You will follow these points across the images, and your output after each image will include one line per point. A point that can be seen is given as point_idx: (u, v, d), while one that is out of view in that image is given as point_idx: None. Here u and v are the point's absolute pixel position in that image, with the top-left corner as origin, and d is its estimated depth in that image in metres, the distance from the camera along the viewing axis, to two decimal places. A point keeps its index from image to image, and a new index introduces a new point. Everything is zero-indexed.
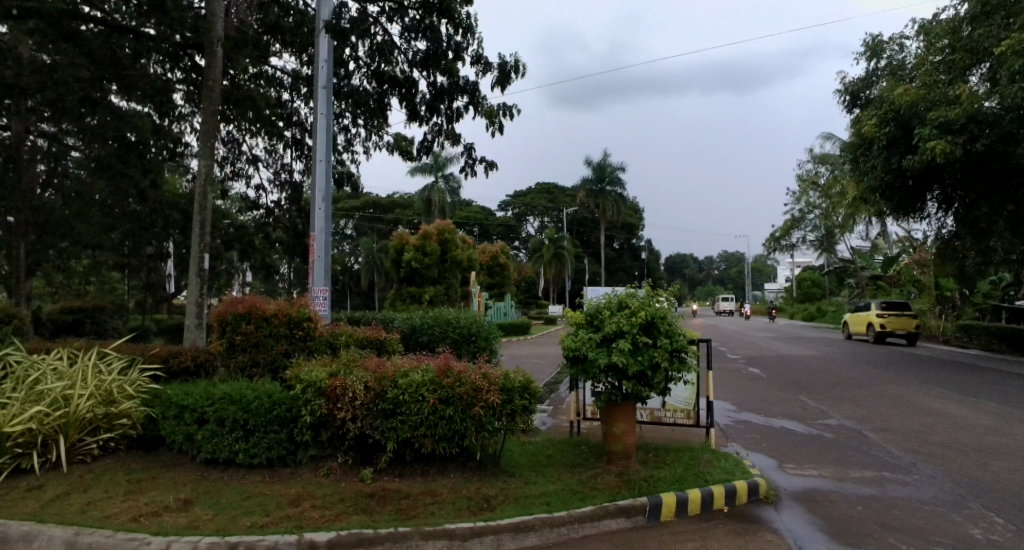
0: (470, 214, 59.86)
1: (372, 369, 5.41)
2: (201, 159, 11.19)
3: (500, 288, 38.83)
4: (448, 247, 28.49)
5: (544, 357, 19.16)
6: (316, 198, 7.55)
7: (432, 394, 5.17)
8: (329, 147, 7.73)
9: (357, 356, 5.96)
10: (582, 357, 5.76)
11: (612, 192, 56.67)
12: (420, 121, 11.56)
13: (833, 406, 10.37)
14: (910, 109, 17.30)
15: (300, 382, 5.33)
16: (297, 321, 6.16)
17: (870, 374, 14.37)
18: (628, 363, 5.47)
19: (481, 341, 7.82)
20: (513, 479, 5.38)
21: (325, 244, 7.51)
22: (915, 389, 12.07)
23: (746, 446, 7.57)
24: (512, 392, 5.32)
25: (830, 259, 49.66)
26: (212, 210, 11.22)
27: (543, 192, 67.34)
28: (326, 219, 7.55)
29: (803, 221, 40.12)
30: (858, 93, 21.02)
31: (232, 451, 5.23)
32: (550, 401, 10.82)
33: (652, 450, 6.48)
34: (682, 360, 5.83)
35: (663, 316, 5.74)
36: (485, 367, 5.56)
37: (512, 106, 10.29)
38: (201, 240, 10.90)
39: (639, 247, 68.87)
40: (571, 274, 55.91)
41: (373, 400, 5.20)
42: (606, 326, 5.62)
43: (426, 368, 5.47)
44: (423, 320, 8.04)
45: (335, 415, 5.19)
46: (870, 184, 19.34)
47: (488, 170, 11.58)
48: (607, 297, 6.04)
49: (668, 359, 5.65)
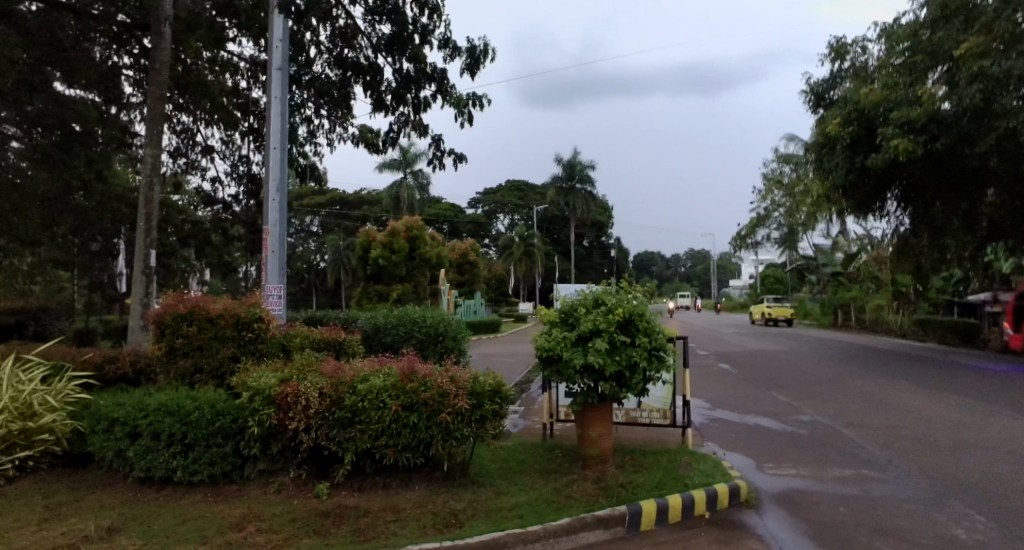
0: (439, 212, 59.22)
1: (328, 374, 4.98)
2: (148, 148, 10.49)
3: (470, 286, 38.44)
4: (416, 245, 27.89)
5: (516, 356, 18.82)
6: (270, 189, 7.01)
7: (395, 401, 4.75)
8: (284, 134, 7.19)
9: (312, 358, 5.49)
10: (556, 358, 5.41)
11: (582, 190, 56.78)
12: (386, 110, 11.04)
13: (806, 402, 10.23)
14: (874, 108, 17.43)
15: (248, 390, 4.87)
16: (245, 320, 5.67)
17: (839, 369, 14.39)
18: (605, 364, 5.13)
19: (448, 341, 7.38)
20: (483, 490, 5.00)
21: (281, 238, 6.99)
22: (884, 384, 12.08)
23: (724, 446, 7.33)
24: (481, 396, 4.92)
25: (793, 256, 50.65)
26: (160, 203, 10.57)
27: (513, 189, 67.13)
28: (281, 211, 7.01)
29: (769, 219, 40.57)
30: (821, 94, 21.16)
31: (170, 468, 4.74)
32: (522, 402, 10.49)
33: (629, 453, 6.18)
34: (662, 361, 5.50)
35: (642, 313, 5.43)
36: (452, 369, 5.15)
37: (481, 96, 9.89)
38: (147, 235, 10.27)
39: (609, 244, 68.97)
40: (541, 272, 55.76)
41: (330, 407, 4.76)
42: (581, 325, 5.27)
43: (388, 372, 5.04)
44: (388, 319, 7.58)
45: (287, 425, 4.73)
46: (834, 182, 19.27)
47: (458, 163, 11.15)
48: (583, 294, 5.70)
49: (647, 359, 5.32)
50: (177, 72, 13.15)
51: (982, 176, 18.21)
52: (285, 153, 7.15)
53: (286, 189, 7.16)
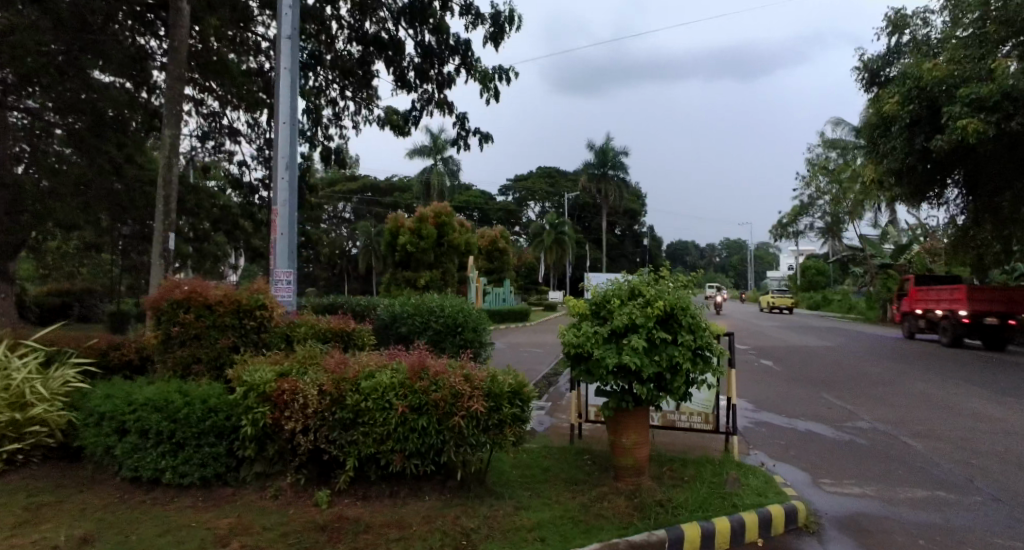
0: (470, 199, 58.83)
1: (330, 369, 4.46)
2: (166, 126, 10.14)
3: (500, 274, 37.97)
4: (446, 231, 27.44)
5: (544, 347, 18.18)
6: (278, 167, 6.51)
7: (401, 401, 4.20)
8: (293, 108, 6.67)
9: (315, 349, 4.98)
10: (586, 355, 4.79)
11: (615, 177, 55.63)
12: (409, 88, 10.51)
13: (860, 406, 9.40)
14: (938, 85, 16.12)
15: (242, 385, 4.38)
16: (245, 307, 5.18)
17: (892, 368, 13.40)
18: (643, 365, 4.48)
19: (468, 333, 6.80)
20: (501, 504, 4.43)
21: (290, 220, 6.49)
22: (945, 387, 11.07)
23: (773, 455, 6.61)
24: (500, 398, 4.33)
25: (835, 247, 48.72)
26: (178, 185, 10.24)
27: (544, 176, 66.26)
28: (290, 191, 6.51)
29: (812, 206, 38.77)
30: (877, 71, 19.76)
31: (158, 469, 4.28)
32: (549, 397, 9.92)
33: (667, 462, 5.54)
34: (708, 362, 4.82)
35: (685, 306, 4.75)
36: (468, 367, 4.57)
37: (509, 69, 9.23)
38: (166, 216, 10.01)
39: (642, 233, 67.22)
40: (572, 260, 54.89)
41: (330, 407, 4.23)
42: (614, 319, 4.62)
43: (397, 368, 4.50)
44: (404, 308, 7.07)
45: (283, 425, 4.23)
46: (889, 167, 18.06)
47: (483, 143, 10.56)
48: (617, 284, 5.05)
49: (690, 360, 4.64)
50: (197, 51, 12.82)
51: None
52: (294, 128, 6.63)
53: (295, 167, 6.65)
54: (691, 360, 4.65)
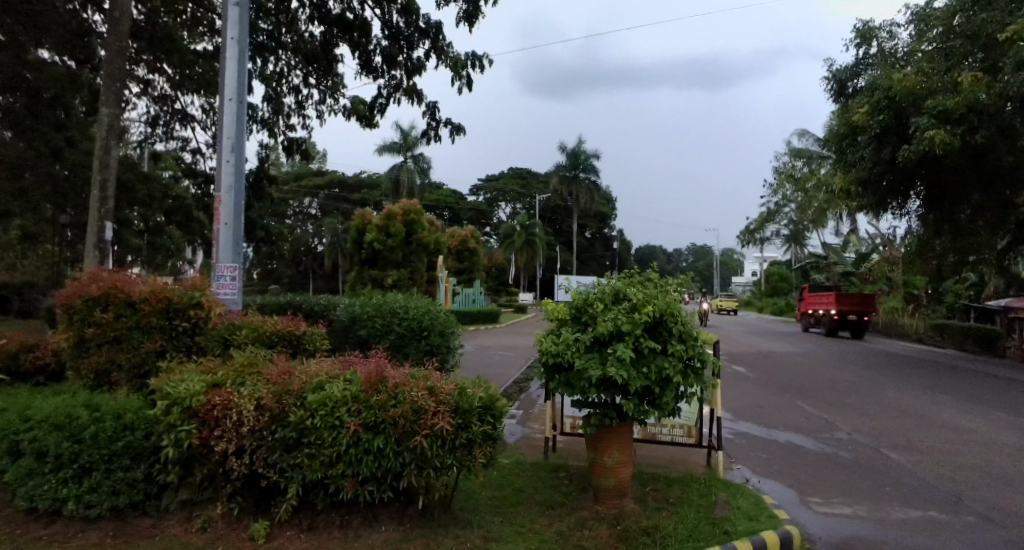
0: (440, 198, 58.00)
1: (271, 379, 3.83)
2: (104, 104, 9.39)
3: (469, 274, 37.38)
4: (414, 229, 26.69)
5: (515, 350, 17.63)
6: (223, 148, 5.84)
7: (353, 418, 3.59)
8: (241, 84, 6.01)
9: (256, 355, 4.33)
10: (566, 365, 4.26)
11: (586, 180, 55.59)
12: (374, 74, 9.87)
13: (839, 416, 9.12)
14: (907, 96, 16.03)
15: (164, 398, 3.72)
16: (176, 305, 4.53)
17: (863, 376, 13.28)
18: (630, 378, 3.96)
19: (434, 337, 6.22)
20: (469, 535, 3.85)
21: (235, 208, 5.83)
22: (918, 396, 10.94)
23: (756, 470, 6.23)
24: (469, 415, 3.76)
25: (800, 254, 49.56)
26: (117, 169, 9.52)
27: (516, 176, 65.85)
28: (236, 175, 5.85)
29: (779, 214, 38.53)
30: (844, 82, 19.10)
31: (58, 498, 3.62)
32: (520, 405, 9.43)
33: (650, 482, 5.05)
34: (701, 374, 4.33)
35: (676, 311, 4.26)
36: (433, 378, 3.98)
37: (483, 56, 8.68)
38: (102, 204, 9.26)
39: (612, 236, 67.17)
40: (542, 262, 54.62)
41: (270, 425, 3.61)
42: (598, 325, 4.11)
43: (350, 379, 3.90)
44: (364, 309, 6.46)
45: (212, 446, 3.59)
46: (857, 176, 18.01)
47: (454, 134, 9.99)
48: (600, 286, 4.55)
49: (682, 371, 4.14)
50: (141, 25, 12.07)
51: (1014, 176, 16.95)
52: (241, 105, 5.97)
53: (242, 149, 5.99)
54: (684, 372, 4.16)
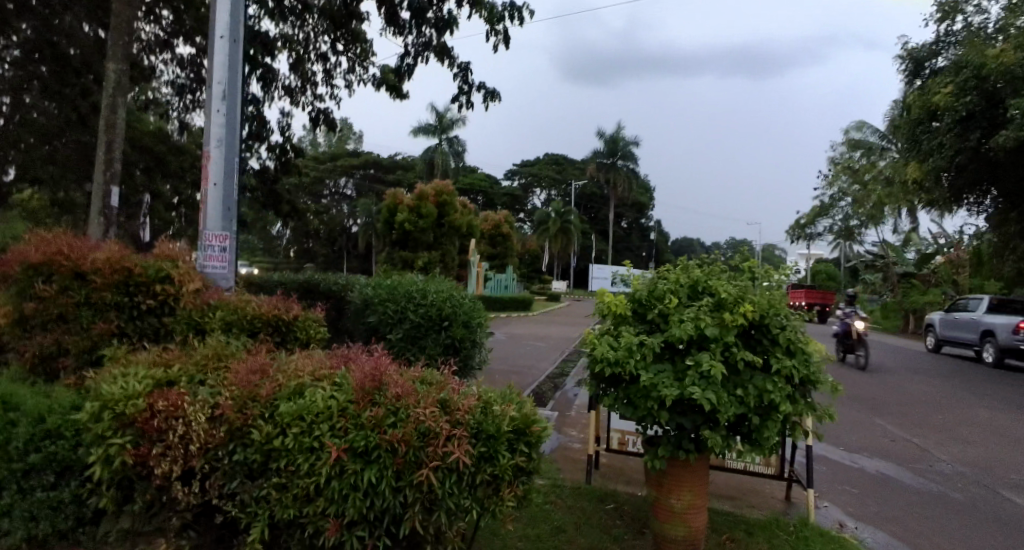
0: (476, 181, 57.10)
1: (236, 380, 2.86)
2: (111, 59, 8.55)
3: (502, 259, 36.33)
4: (446, 211, 25.78)
5: (547, 340, 16.57)
6: (213, 95, 4.92)
7: (336, 439, 2.58)
8: (237, 19, 5.05)
9: (227, 345, 3.39)
10: (630, 378, 3.21)
11: (625, 167, 53.98)
12: (400, 29, 8.89)
13: (927, 440, 7.87)
14: (1002, 75, 14.28)
15: (91, 399, 2.80)
16: (138, 278, 3.68)
17: (939, 390, 11.88)
18: (721, 402, 2.92)
19: (456, 330, 5.25)
20: None
21: (226, 167, 4.93)
22: (1012, 418, 9.57)
23: (850, 513, 5.13)
24: (496, 442, 2.74)
25: (849, 252, 47.10)
26: (125, 130, 8.79)
27: (552, 162, 64.52)
28: (228, 128, 4.94)
29: (833, 209, 35.84)
30: (921, 62, 17.13)
31: None
32: (555, 405, 8.47)
33: (726, 530, 3.99)
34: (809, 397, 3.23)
35: (778, 313, 3.19)
36: (449, 389, 2.97)
37: (521, 7, 7.64)
38: (107, 167, 8.53)
39: (649, 226, 65.18)
40: (576, 250, 53.27)
41: (226, 443, 2.66)
42: (675, 328, 3.07)
43: (341, 383, 2.91)
44: (379, 293, 5.52)
45: (149, 468, 2.65)
46: (933, 165, 16.32)
47: (489, 100, 8.97)
48: (673, 276, 3.49)
49: (788, 395, 3.05)
50: None
51: None
52: (236, 45, 5.02)
53: (237, 97, 5.05)
54: (791, 396, 3.09)
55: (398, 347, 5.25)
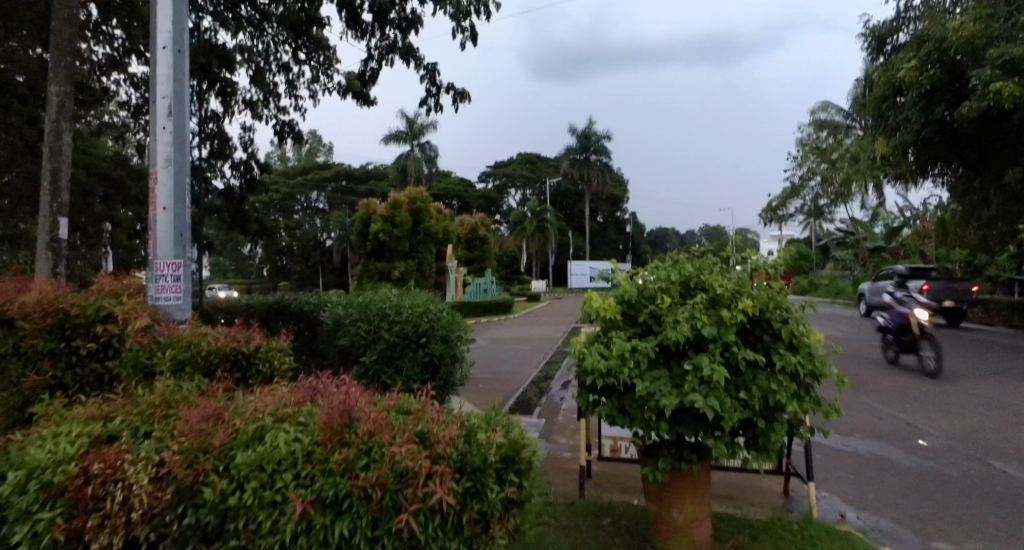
0: (449, 186, 56.70)
1: (185, 430, 2.54)
2: (53, 82, 8.21)
3: (481, 263, 36.00)
4: (421, 218, 25.37)
5: (530, 343, 16.27)
6: (158, 112, 4.54)
7: (301, 490, 2.27)
8: (179, 28, 4.67)
9: (178, 387, 3.06)
10: (624, 389, 2.95)
11: (597, 162, 54.04)
12: (361, 32, 8.56)
13: (917, 415, 7.76)
14: (964, 47, 14.40)
15: (16, 467, 2.48)
16: (75, 319, 3.42)
17: (924, 363, 11.87)
18: (725, 408, 2.67)
19: (434, 345, 4.97)
20: None
21: (175, 189, 4.56)
22: (999, 385, 9.55)
23: (849, 500, 4.94)
24: (483, 476, 2.42)
25: (822, 231, 47.67)
26: (72, 155, 8.38)
27: (525, 162, 64.42)
28: (176, 147, 4.57)
29: (802, 190, 35.47)
30: (883, 39, 17.29)
31: None
32: (543, 411, 8.20)
33: (730, 536, 3.75)
34: (816, 392, 2.98)
35: (779, 305, 2.94)
36: (428, 418, 2.66)
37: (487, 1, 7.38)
38: (54, 197, 8.14)
39: (625, 220, 65.23)
40: (554, 248, 53.15)
41: (175, 505, 2.34)
42: (670, 331, 2.81)
43: (306, 424, 2.60)
44: (348, 310, 5.20)
45: (86, 540, 2.33)
46: (902, 139, 16.45)
47: (458, 101, 8.67)
48: (664, 272, 3.24)
49: (795, 396, 2.81)
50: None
51: None
52: (180, 56, 4.63)
53: (184, 112, 4.67)
54: (797, 394, 2.85)
55: (373, 368, 4.95)
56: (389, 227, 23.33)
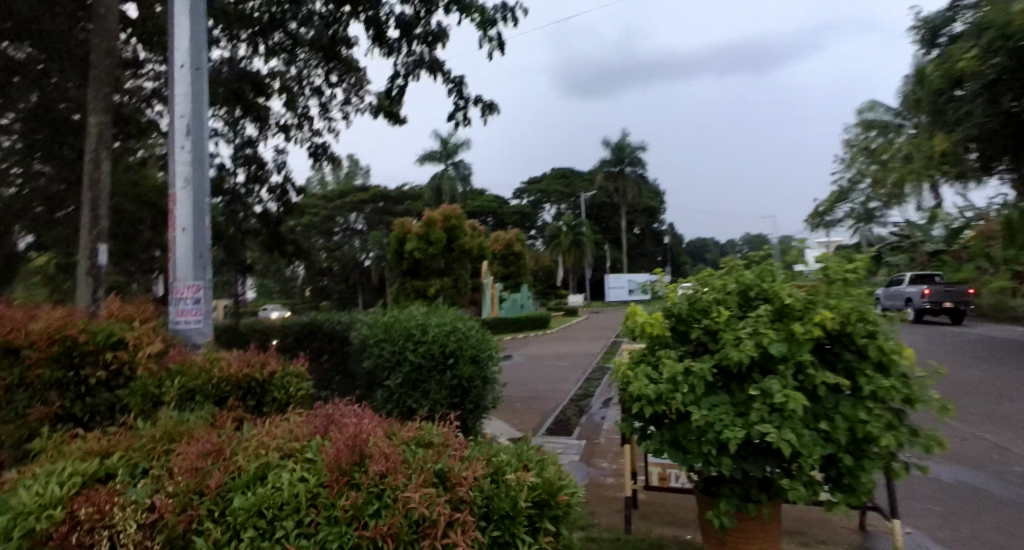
0: (484, 203, 56.82)
1: (182, 468, 2.30)
2: (92, 112, 8.25)
3: (516, 279, 35.67)
4: (455, 235, 25.26)
5: (568, 359, 15.83)
6: (176, 131, 4.40)
7: (301, 542, 1.99)
8: (198, 44, 4.55)
9: (185, 420, 2.82)
10: (677, 417, 2.60)
11: (632, 173, 53.36)
12: (389, 48, 8.43)
13: (1004, 437, 7.03)
14: None
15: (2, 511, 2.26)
16: (84, 347, 3.26)
17: (1000, 376, 10.94)
18: (803, 443, 2.32)
19: (462, 366, 4.68)
20: None
21: (194, 210, 4.40)
22: None
23: (936, 537, 4.38)
24: (513, 525, 2.09)
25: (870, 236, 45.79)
26: (110, 183, 8.37)
27: (558, 176, 64.19)
28: (195, 167, 4.42)
29: (851, 194, 34.02)
30: (938, 29, 16.51)
31: None
32: (584, 433, 7.78)
33: None
34: (911, 419, 2.55)
35: (863, 319, 2.53)
36: (451, 454, 2.34)
37: (513, 7, 7.16)
38: (92, 225, 8.13)
39: (661, 230, 64.10)
40: (591, 261, 52.50)
41: None
42: (731, 350, 2.45)
43: (313, 461, 2.31)
44: (372, 331, 4.94)
45: None
46: (962, 135, 15.47)
47: (486, 113, 8.45)
48: (718, 282, 2.90)
49: (885, 426, 2.41)
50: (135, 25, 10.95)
51: None
52: (199, 74, 4.50)
53: (204, 131, 4.53)
54: (891, 425, 2.44)
55: (399, 393, 4.70)
56: (423, 245, 23.25)
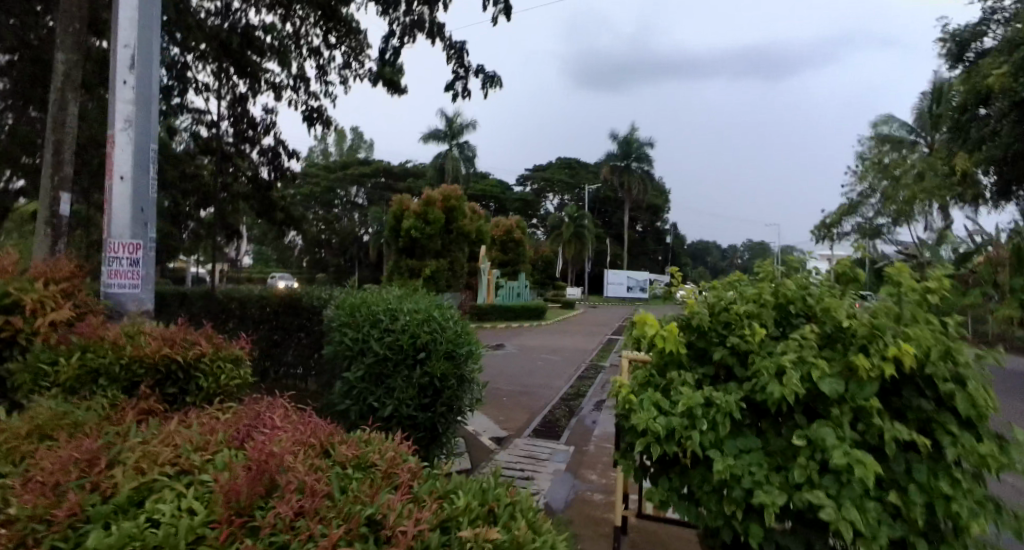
0: (487, 188, 55.91)
1: (35, 486, 1.72)
2: (59, 49, 7.57)
3: (514, 266, 35.05)
4: (454, 216, 24.57)
5: (562, 353, 15.26)
6: (119, 63, 3.89)
7: None
8: None
9: (71, 410, 2.27)
10: (703, 463, 2.25)
11: (639, 169, 52.56)
12: (387, 6, 7.76)
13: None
14: None
15: None
16: None
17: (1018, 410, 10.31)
18: (870, 524, 1.92)
19: (434, 362, 4.14)
20: None
21: (136, 155, 3.93)
22: None
23: None
24: None
25: None
26: (79, 129, 7.73)
27: (565, 166, 63.36)
28: (141, 107, 3.96)
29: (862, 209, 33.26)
30: (966, 44, 15.81)
31: None
32: (574, 437, 7.25)
33: None
34: (997, 496, 2.17)
35: (952, 356, 2.10)
36: (393, 486, 1.81)
37: None
38: (56, 172, 7.51)
39: (665, 229, 63.30)
40: (591, 254, 51.73)
41: None
42: (771, 385, 2.00)
43: (207, 486, 1.74)
44: (337, 313, 4.42)
45: None
46: (985, 155, 14.81)
47: (489, 87, 7.80)
48: (754, 292, 2.44)
49: (973, 508, 2.01)
50: None
51: None
52: None
53: (152, 65, 4.01)
54: (982, 503, 2.08)
55: (359, 387, 4.18)
56: (423, 225, 22.64)
